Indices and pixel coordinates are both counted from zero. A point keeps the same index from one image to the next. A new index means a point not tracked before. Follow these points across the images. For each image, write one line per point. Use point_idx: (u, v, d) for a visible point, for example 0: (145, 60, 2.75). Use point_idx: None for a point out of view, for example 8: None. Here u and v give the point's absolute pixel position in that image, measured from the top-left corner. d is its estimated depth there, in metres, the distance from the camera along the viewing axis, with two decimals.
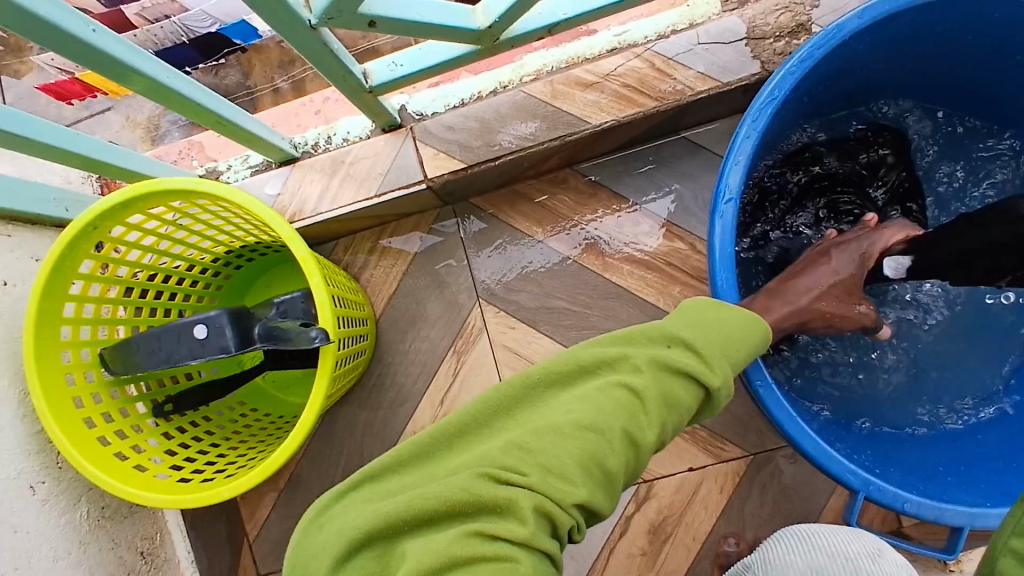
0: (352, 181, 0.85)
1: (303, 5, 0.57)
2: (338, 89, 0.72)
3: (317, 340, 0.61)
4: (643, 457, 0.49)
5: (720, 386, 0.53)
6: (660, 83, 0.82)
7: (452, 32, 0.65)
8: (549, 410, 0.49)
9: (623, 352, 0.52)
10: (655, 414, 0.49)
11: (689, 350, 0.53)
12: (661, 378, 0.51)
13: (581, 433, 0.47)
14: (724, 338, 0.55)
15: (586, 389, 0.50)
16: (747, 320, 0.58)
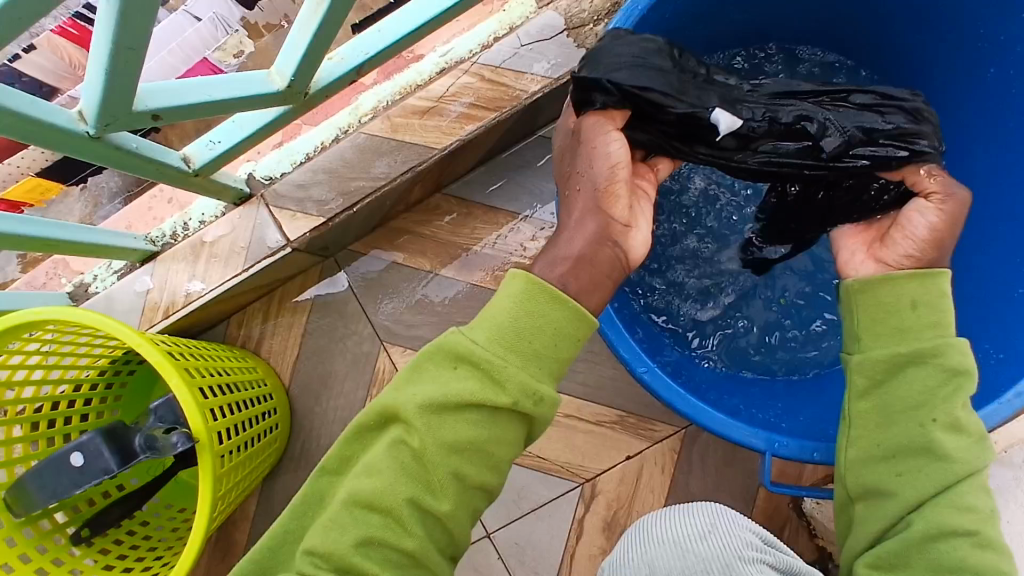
0: (218, 261, 0.84)
1: (76, 117, 0.56)
2: (162, 182, 0.70)
3: (180, 446, 0.65)
4: (449, 518, 0.50)
5: (517, 402, 0.50)
6: (495, 93, 0.82)
7: (254, 100, 0.64)
8: (353, 472, 0.51)
9: (396, 403, 0.50)
10: (440, 470, 0.49)
11: (472, 370, 0.50)
12: (441, 422, 0.49)
13: (369, 513, 0.49)
14: (512, 334, 0.50)
15: (374, 452, 0.50)
16: (535, 302, 0.50)
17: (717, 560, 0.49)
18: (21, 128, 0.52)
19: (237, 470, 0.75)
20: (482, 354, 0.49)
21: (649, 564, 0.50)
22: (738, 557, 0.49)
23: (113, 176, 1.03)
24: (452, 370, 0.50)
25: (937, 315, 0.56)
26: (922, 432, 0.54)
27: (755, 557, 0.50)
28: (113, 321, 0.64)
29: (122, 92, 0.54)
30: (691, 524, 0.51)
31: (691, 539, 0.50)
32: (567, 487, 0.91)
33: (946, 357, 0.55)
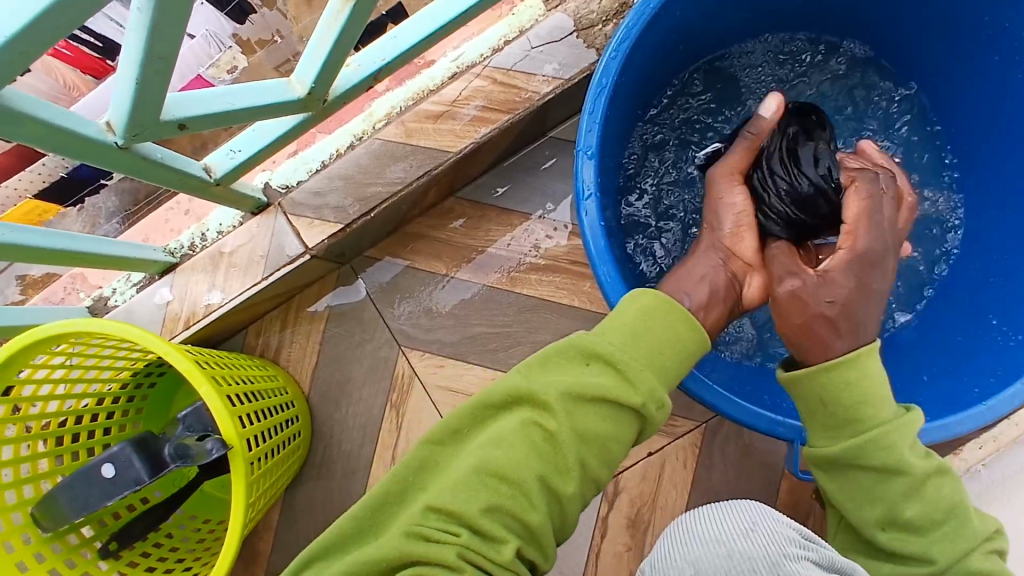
0: (237, 270, 0.84)
1: (104, 129, 0.56)
2: (183, 192, 0.71)
3: (216, 451, 0.64)
4: (568, 507, 0.51)
5: (646, 405, 0.52)
6: (508, 95, 0.83)
7: (275, 108, 0.65)
8: (472, 447, 0.51)
9: (532, 390, 0.51)
10: (570, 457, 0.51)
11: (607, 368, 0.52)
12: (572, 412, 0.51)
13: (494, 482, 0.49)
14: (648, 345, 0.53)
15: (501, 427, 0.51)
16: (670, 316, 0.55)
17: (765, 559, 0.44)
18: (52, 140, 0.53)
19: (264, 479, 0.75)
20: (622, 357, 0.52)
21: (694, 565, 0.45)
22: (782, 555, 0.44)
23: (110, 195, 1.03)
24: (586, 367, 0.52)
25: (868, 404, 0.55)
26: (880, 530, 0.56)
27: (800, 555, 0.45)
28: (139, 330, 0.64)
29: (150, 103, 0.54)
30: (733, 520, 0.46)
31: (736, 538, 0.45)
32: None
33: (873, 458, 0.55)
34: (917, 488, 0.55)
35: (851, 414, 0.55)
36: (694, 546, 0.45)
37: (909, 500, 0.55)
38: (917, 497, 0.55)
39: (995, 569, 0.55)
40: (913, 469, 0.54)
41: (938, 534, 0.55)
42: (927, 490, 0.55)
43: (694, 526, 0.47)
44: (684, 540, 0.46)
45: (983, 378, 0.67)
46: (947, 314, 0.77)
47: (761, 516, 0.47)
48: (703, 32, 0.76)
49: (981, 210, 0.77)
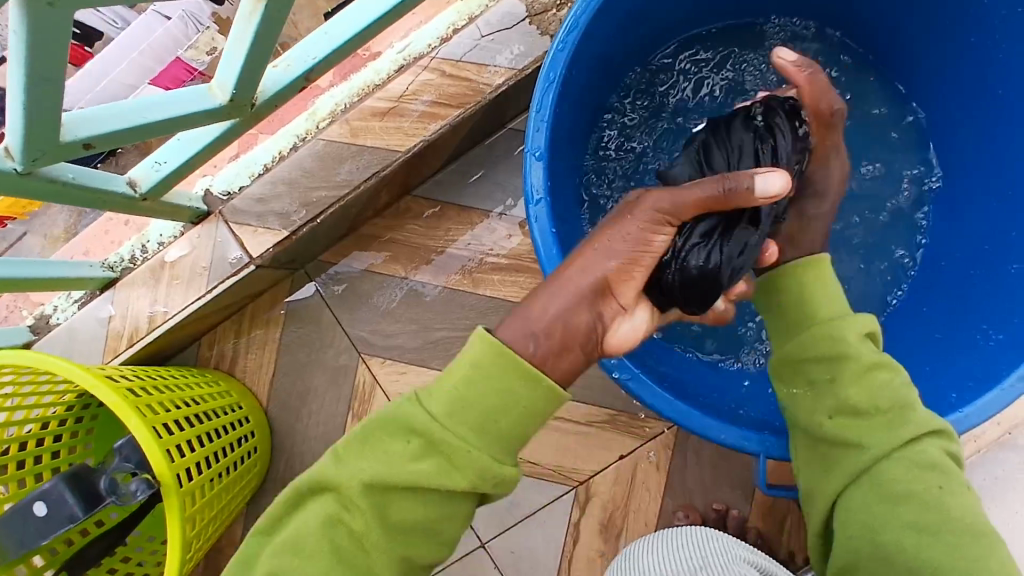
0: (179, 283, 0.80)
1: (2, 154, 0.52)
2: (107, 209, 0.66)
3: (139, 493, 0.64)
4: (420, 557, 0.48)
5: (477, 486, 0.46)
6: (458, 89, 0.77)
7: (196, 118, 0.60)
8: (280, 539, 0.47)
9: (343, 477, 0.46)
10: (379, 552, 0.46)
11: (428, 450, 0.46)
12: (385, 505, 0.46)
13: (297, 562, 0.46)
14: (478, 413, 0.46)
15: (305, 517, 0.47)
16: (506, 374, 0.47)
17: None
18: None
19: (213, 505, 0.72)
20: (439, 436, 0.46)
21: None
22: None
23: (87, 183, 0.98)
24: (403, 445, 0.46)
25: (814, 304, 0.59)
26: (828, 419, 0.55)
27: None
28: (62, 362, 0.60)
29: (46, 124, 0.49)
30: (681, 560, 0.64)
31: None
32: (561, 491, 0.88)
33: (810, 346, 0.57)
34: (860, 376, 0.55)
35: (801, 307, 0.59)
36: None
37: (853, 382, 0.54)
38: (861, 382, 0.54)
39: (932, 467, 0.52)
40: (855, 353, 0.55)
41: (873, 428, 0.54)
42: (880, 374, 0.54)
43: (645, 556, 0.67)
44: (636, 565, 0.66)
45: (963, 381, 0.63)
46: (928, 309, 0.72)
47: (704, 565, 0.63)
48: (661, 18, 0.72)
49: (965, 199, 0.73)
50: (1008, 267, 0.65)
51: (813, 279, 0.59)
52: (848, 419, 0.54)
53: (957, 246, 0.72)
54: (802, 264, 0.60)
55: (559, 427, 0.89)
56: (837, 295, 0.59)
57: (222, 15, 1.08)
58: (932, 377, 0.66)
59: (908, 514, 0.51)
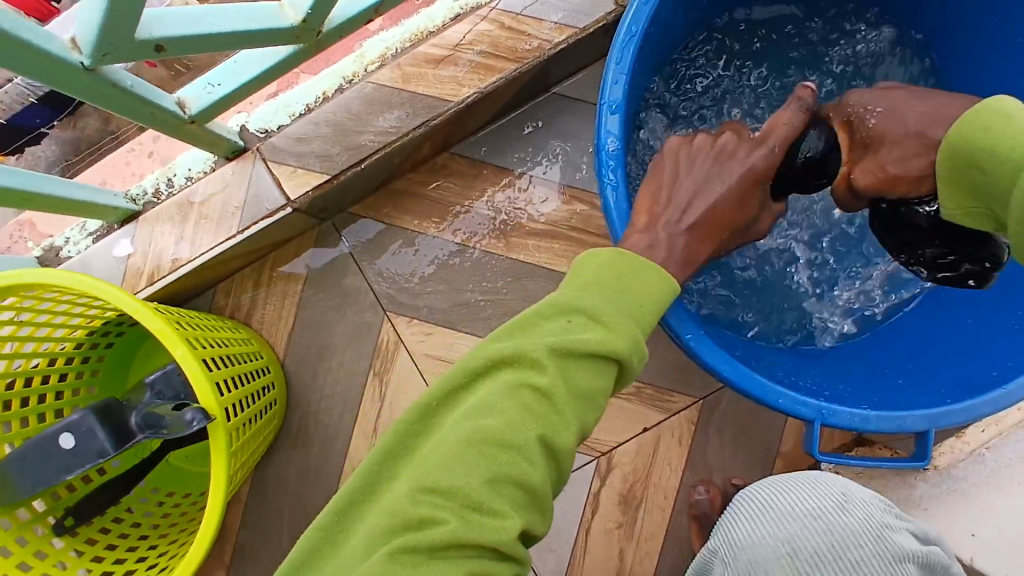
0: (208, 222, 0.76)
1: (69, 46, 0.48)
2: (153, 129, 0.62)
3: (195, 424, 0.58)
4: (567, 460, 0.48)
5: (632, 354, 0.49)
6: (515, 42, 0.76)
7: (264, 37, 0.57)
8: (457, 416, 0.46)
9: (516, 353, 0.47)
10: (570, 414, 0.47)
11: (593, 323, 0.48)
12: (563, 368, 0.47)
13: (494, 452, 0.44)
14: (633, 299, 0.50)
15: (481, 398, 0.47)
16: (651, 267, 0.52)
17: (870, 532, 0.51)
18: (9, 52, 0.45)
19: (242, 450, 0.69)
20: (607, 305, 0.49)
21: (791, 542, 0.51)
22: (885, 527, 0.52)
23: (51, 145, 0.95)
24: (569, 318, 0.49)
25: (998, 148, 0.49)
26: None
27: (899, 526, 0.53)
28: (101, 284, 0.57)
29: (122, 20, 0.46)
30: (825, 495, 0.53)
31: (832, 511, 0.52)
32: (582, 461, 0.88)
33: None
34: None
35: (1011, 153, 0.48)
36: (767, 524, 0.53)
37: None
38: None
39: None
40: None
41: None
42: None
43: (758, 492, 0.55)
44: (749, 510, 0.55)
45: (999, 364, 0.62)
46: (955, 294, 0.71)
47: (845, 489, 0.54)
48: None
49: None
50: None
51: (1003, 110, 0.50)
52: None
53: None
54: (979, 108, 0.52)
55: None
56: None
57: None
58: (969, 358, 0.66)
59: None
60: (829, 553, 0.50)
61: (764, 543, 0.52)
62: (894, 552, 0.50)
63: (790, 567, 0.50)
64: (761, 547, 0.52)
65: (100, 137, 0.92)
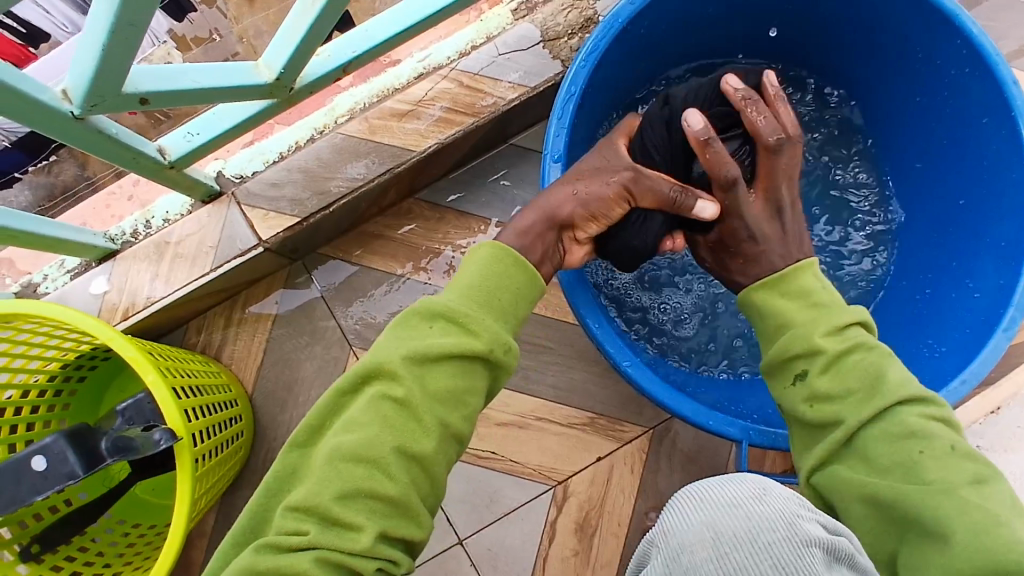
0: (183, 260, 0.81)
1: (61, 97, 0.54)
2: (134, 173, 0.68)
3: (162, 442, 0.60)
4: (432, 465, 0.49)
5: (492, 350, 0.52)
6: (473, 99, 0.83)
7: (240, 90, 0.64)
8: (333, 429, 0.50)
9: (376, 359, 0.51)
10: (429, 418, 0.50)
11: (449, 325, 0.52)
12: (423, 373, 0.50)
13: (354, 465, 0.47)
14: (483, 291, 0.54)
15: (355, 408, 0.50)
16: (494, 262, 0.55)
17: (783, 517, 0.38)
18: (6, 102, 0.51)
19: (206, 480, 0.72)
20: (461, 309, 0.52)
21: (714, 527, 0.38)
22: (798, 514, 0.39)
23: (24, 189, 0.98)
24: (430, 327, 0.52)
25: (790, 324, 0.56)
26: (810, 409, 0.53)
27: (811, 516, 0.40)
28: (78, 313, 0.61)
29: (111, 74, 0.52)
30: (742, 485, 0.41)
31: (749, 500, 0.39)
32: (539, 489, 0.91)
33: (792, 346, 0.54)
34: (832, 366, 0.52)
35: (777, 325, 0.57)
36: (695, 509, 0.40)
37: (824, 373, 0.53)
38: (833, 373, 0.52)
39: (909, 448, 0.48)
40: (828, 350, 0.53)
41: (847, 407, 0.51)
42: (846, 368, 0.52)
43: (699, 485, 0.42)
44: (686, 498, 0.41)
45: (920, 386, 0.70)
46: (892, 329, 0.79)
47: (768, 483, 0.42)
48: (661, 54, 0.80)
49: (923, 222, 0.81)
50: (969, 286, 0.72)
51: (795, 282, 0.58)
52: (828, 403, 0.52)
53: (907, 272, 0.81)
54: (751, 287, 0.60)
55: (540, 428, 0.92)
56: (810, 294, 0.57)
57: (177, 32, 1.06)
58: None
59: (919, 448, 0.47)
60: (746, 533, 0.37)
61: (687, 530, 0.39)
62: (806, 537, 0.37)
63: (710, 553, 0.37)
64: (685, 537, 0.38)
65: (76, 184, 0.96)
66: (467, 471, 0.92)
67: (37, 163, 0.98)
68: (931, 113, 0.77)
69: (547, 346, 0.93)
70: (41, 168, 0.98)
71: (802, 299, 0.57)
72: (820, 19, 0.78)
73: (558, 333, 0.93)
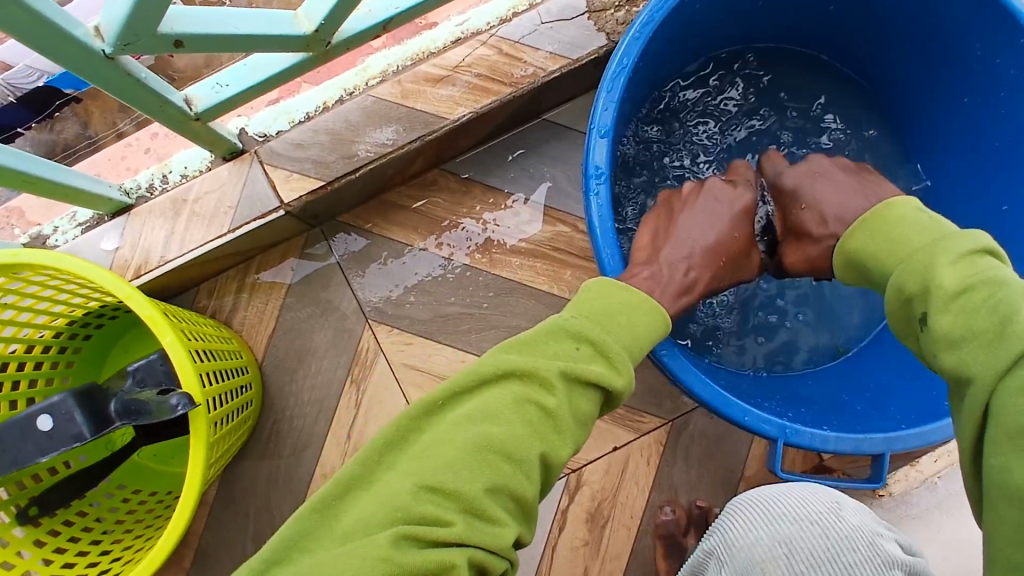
0: (200, 219, 0.77)
1: (92, 33, 0.50)
2: (159, 123, 0.64)
3: (180, 409, 0.57)
4: (554, 475, 0.48)
5: (627, 390, 0.50)
6: (511, 68, 0.80)
7: (277, 42, 0.60)
8: (457, 419, 0.46)
9: (530, 364, 0.47)
10: (567, 433, 0.47)
11: (598, 354, 0.50)
12: (569, 395, 0.48)
13: (496, 459, 0.44)
14: (626, 328, 0.52)
15: (492, 400, 0.46)
16: (648, 311, 0.53)
17: (862, 538, 0.50)
18: (31, 33, 0.47)
19: (216, 449, 0.69)
20: (612, 345, 0.50)
21: (788, 544, 0.50)
22: (874, 535, 0.51)
23: (26, 145, 0.93)
24: (579, 347, 0.50)
25: (888, 266, 0.53)
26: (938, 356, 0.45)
27: (885, 535, 0.52)
28: (94, 267, 0.57)
29: (152, 12, 0.48)
30: (820, 503, 0.53)
31: (828, 518, 0.51)
32: (552, 477, 0.89)
33: (906, 285, 0.49)
34: (949, 302, 0.45)
35: (887, 264, 0.53)
36: (767, 524, 0.52)
37: (948, 309, 0.45)
38: (953, 309, 0.44)
39: None
40: (937, 281, 0.47)
41: (974, 352, 0.42)
42: (972, 296, 0.44)
43: (770, 496, 0.54)
44: (755, 511, 0.54)
45: (952, 394, 0.65)
46: None
47: (839, 498, 0.54)
48: (709, 34, 0.77)
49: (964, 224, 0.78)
50: None
51: (897, 217, 0.54)
52: (951, 349, 0.44)
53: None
54: (845, 237, 0.57)
55: None
56: (910, 228, 0.52)
57: None
58: (922, 389, 0.69)
59: None
60: (827, 553, 0.49)
61: (759, 545, 0.51)
62: (885, 559, 0.48)
63: (784, 568, 0.49)
64: (756, 550, 0.51)
65: (78, 144, 0.92)
66: None
67: (41, 121, 0.92)
68: (977, 116, 0.74)
69: None
70: (44, 125, 0.92)
71: (911, 239, 0.52)
72: (877, 10, 0.75)
73: None
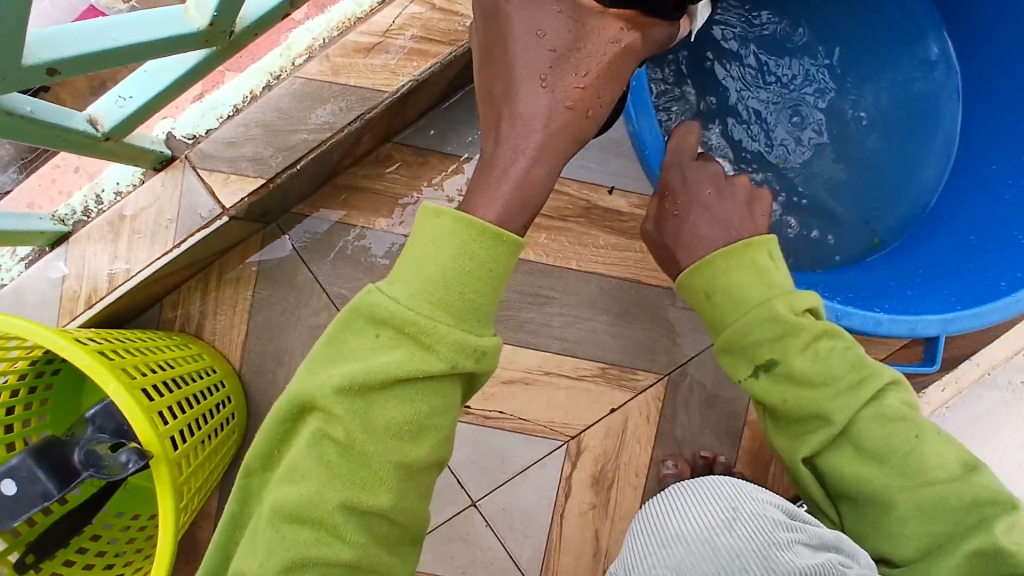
0: (141, 237, 0.72)
1: None
2: (65, 151, 0.59)
3: (132, 466, 0.56)
4: (393, 513, 0.44)
5: (455, 364, 0.43)
6: (447, 24, 0.73)
7: (170, 45, 0.54)
8: (274, 479, 0.44)
9: (311, 392, 0.43)
10: (382, 461, 0.43)
11: (399, 337, 0.43)
12: (364, 407, 0.43)
13: (295, 527, 0.42)
14: (436, 289, 0.42)
15: (296, 448, 0.44)
16: (460, 242, 0.42)
17: (753, 552, 0.44)
18: None
19: (195, 479, 0.67)
20: (409, 317, 0.42)
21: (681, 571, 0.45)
22: (771, 543, 0.45)
23: None
24: (373, 336, 0.43)
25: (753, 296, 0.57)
26: (781, 400, 0.56)
27: (786, 538, 0.46)
28: (23, 321, 0.53)
29: (8, 45, 0.42)
30: (712, 515, 0.47)
31: (717, 536, 0.45)
32: (552, 446, 0.87)
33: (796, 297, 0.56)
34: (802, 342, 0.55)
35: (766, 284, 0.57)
36: (663, 550, 0.46)
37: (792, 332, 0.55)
38: (813, 351, 0.56)
39: (895, 409, 0.56)
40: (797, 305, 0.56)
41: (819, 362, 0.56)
42: (822, 341, 0.56)
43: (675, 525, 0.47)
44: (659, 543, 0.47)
45: (955, 299, 0.66)
46: (918, 241, 0.76)
47: (734, 507, 0.48)
48: None
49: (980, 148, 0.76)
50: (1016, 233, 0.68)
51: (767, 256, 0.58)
52: (781, 382, 0.56)
53: (959, 169, 0.77)
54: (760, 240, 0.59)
55: (549, 382, 0.87)
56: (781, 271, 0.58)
57: None
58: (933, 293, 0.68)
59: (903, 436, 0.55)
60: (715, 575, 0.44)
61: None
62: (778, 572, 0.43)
63: None
64: None
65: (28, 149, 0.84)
66: (476, 432, 0.87)
67: None
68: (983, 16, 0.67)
69: (551, 295, 0.86)
70: None
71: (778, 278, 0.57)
72: None
73: (563, 281, 0.86)
